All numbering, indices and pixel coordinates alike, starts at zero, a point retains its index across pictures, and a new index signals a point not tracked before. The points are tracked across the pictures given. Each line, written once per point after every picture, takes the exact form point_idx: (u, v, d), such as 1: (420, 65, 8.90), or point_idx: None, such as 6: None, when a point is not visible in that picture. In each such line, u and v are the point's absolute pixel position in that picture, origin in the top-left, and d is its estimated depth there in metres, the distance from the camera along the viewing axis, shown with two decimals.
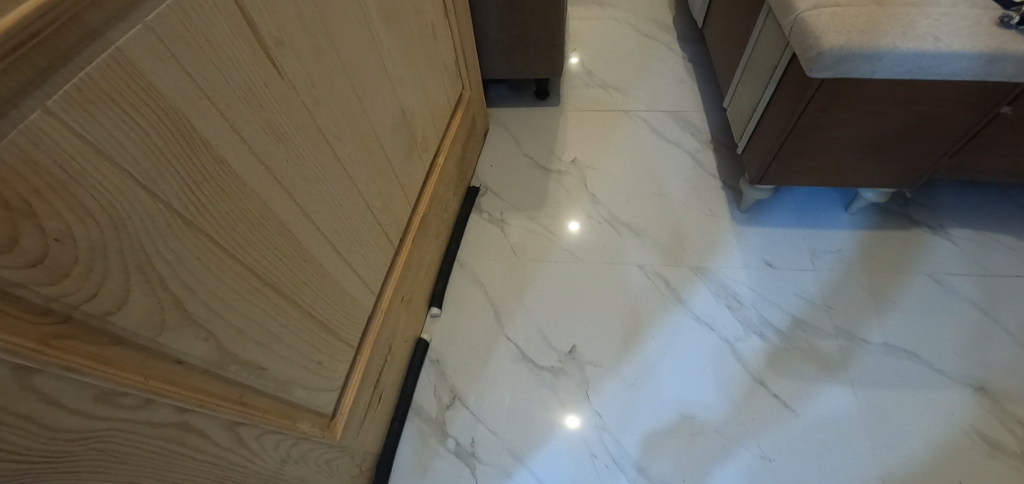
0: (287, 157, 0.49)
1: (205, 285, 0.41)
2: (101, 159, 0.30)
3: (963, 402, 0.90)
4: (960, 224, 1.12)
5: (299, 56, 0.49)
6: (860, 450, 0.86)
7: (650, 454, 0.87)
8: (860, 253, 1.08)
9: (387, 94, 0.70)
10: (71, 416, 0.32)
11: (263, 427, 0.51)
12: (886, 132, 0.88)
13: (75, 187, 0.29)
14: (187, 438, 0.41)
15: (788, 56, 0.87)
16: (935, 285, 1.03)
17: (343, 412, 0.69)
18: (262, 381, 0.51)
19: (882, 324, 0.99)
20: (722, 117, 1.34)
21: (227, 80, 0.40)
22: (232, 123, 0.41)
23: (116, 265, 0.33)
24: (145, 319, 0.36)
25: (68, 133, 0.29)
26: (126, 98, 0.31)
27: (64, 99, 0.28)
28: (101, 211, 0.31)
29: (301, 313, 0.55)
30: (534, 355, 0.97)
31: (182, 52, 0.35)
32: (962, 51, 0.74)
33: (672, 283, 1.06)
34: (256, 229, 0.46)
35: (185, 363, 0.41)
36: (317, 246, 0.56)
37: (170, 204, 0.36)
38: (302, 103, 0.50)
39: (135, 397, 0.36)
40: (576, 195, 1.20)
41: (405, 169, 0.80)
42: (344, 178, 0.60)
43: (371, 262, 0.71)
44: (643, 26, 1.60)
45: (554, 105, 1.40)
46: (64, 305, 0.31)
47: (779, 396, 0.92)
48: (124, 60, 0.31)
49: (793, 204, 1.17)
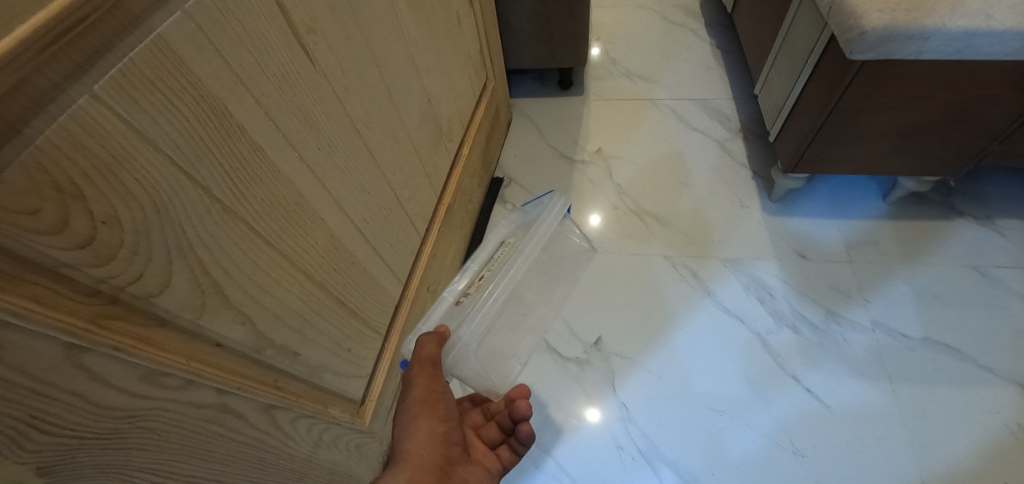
0: (319, 145, 0.49)
1: (242, 270, 0.41)
2: (145, 143, 0.31)
3: (1011, 400, 0.86)
4: (1009, 214, 1.07)
5: (329, 43, 0.49)
6: (898, 446, 0.83)
7: (679, 448, 0.86)
8: (899, 246, 1.04)
9: (414, 84, 0.70)
10: (117, 395, 0.32)
11: (297, 411, 0.52)
12: (929, 116, 0.84)
13: (120, 171, 0.30)
14: (226, 420, 0.42)
15: (826, 38, 0.83)
16: (979, 277, 0.99)
17: (370, 399, 0.70)
18: (295, 367, 0.52)
19: (923, 319, 0.95)
20: (752, 104, 1.31)
21: (262, 67, 0.40)
22: (266, 109, 0.41)
23: (159, 249, 0.34)
24: (185, 302, 0.37)
25: (114, 117, 0.29)
26: (168, 85, 0.32)
27: (110, 84, 0.29)
28: (145, 195, 0.32)
29: (333, 299, 0.56)
30: (559, 346, 0.97)
31: (218, 37, 0.35)
32: (1017, 29, 0.70)
33: (700, 275, 1.04)
34: (289, 215, 0.46)
35: (223, 346, 0.42)
36: (347, 233, 0.57)
37: (209, 189, 0.36)
38: (333, 91, 0.50)
39: (178, 377, 0.36)
40: (601, 186, 1.19)
41: (431, 158, 0.81)
42: (372, 166, 0.60)
43: (398, 250, 0.72)
44: (669, 12, 1.56)
45: (577, 94, 1.39)
46: (111, 287, 0.32)
47: (812, 390, 0.89)
48: (165, 46, 0.31)
49: (827, 194, 1.13)
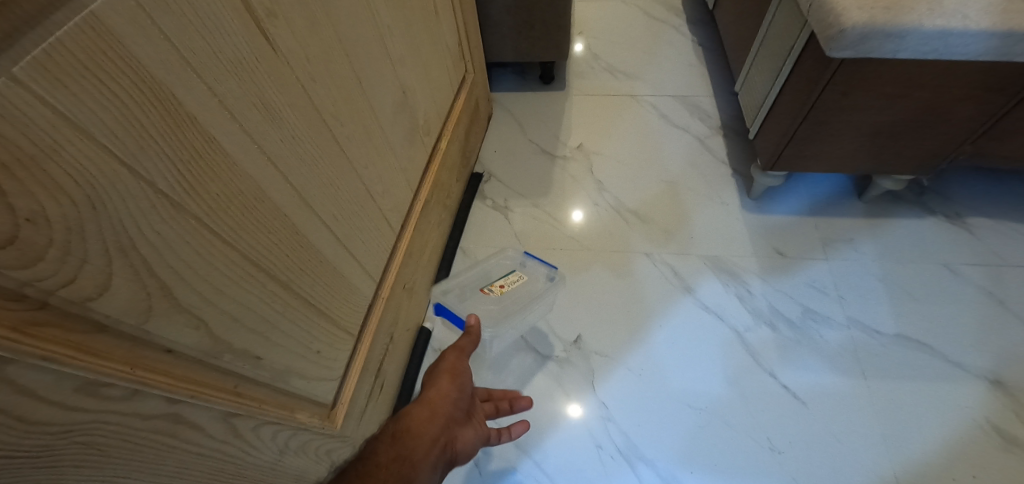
0: (282, 136, 0.46)
1: (196, 270, 0.39)
2: (77, 133, 0.28)
3: (979, 395, 0.87)
4: (978, 213, 1.09)
5: (293, 29, 0.46)
6: (872, 441, 0.84)
7: (658, 446, 0.85)
8: (874, 244, 1.05)
9: (388, 75, 0.67)
10: (50, 408, 0.29)
11: (260, 418, 0.49)
12: (904, 115, 0.85)
13: (47, 162, 0.27)
14: (180, 431, 0.39)
15: (805, 35, 0.83)
16: (950, 274, 1.01)
17: (343, 402, 0.67)
18: (258, 371, 0.49)
19: (897, 316, 0.96)
20: (732, 101, 1.31)
21: (215, 51, 0.37)
22: (221, 98, 0.38)
23: (96, 248, 0.31)
24: (129, 306, 0.34)
25: (38, 104, 0.26)
26: (103, 69, 0.29)
27: (32, 66, 0.26)
28: (78, 190, 0.29)
29: (299, 300, 0.54)
30: (539, 345, 0.96)
31: (163, 18, 0.33)
32: (991, 29, 0.70)
33: (680, 273, 1.03)
34: (249, 211, 0.43)
35: (174, 352, 0.39)
36: (315, 231, 0.54)
37: (155, 183, 0.34)
38: (297, 80, 0.47)
39: (121, 388, 0.34)
40: (582, 182, 1.18)
41: (407, 152, 0.78)
42: (342, 160, 0.57)
43: (371, 247, 0.69)
44: (651, 8, 1.55)
45: (559, 89, 1.37)
46: (39, 291, 0.29)
47: (789, 387, 0.90)
48: (99, 25, 0.29)
49: (805, 192, 1.14)
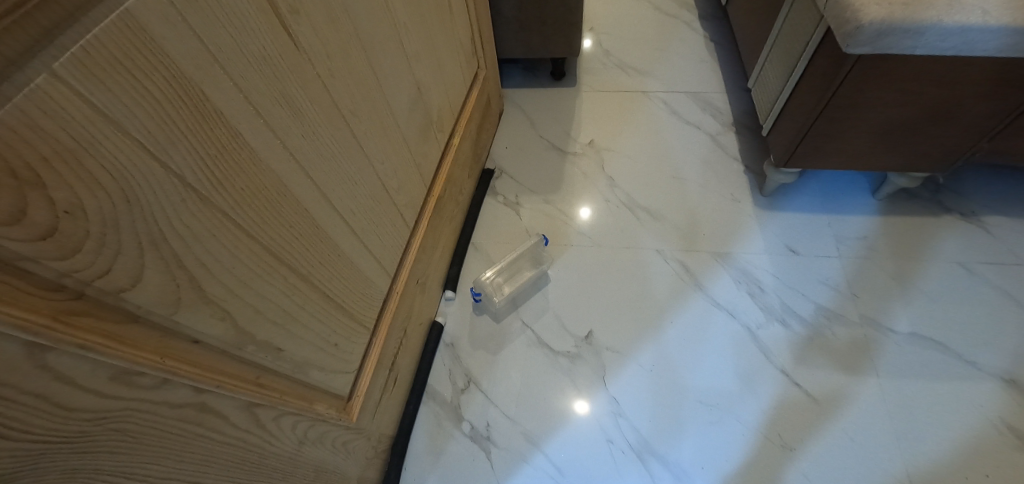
0: (303, 132, 0.47)
1: (220, 263, 0.39)
2: (112, 127, 0.29)
3: (993, 394, 0.87)
4: (994, 211, 1.07)
5: (314, 26, 0.47)
6: (885, 440, 0.84)
7: (669, 442, 0.86)
8: (888, 241, 1.05)
9: (404, 71, 0.68)
10: (85, 395, 0.30)
11: (280, 409, 0.50)
12: (921, 112, 0.84)
13: (84, 156, 0.28)
14: (205, 420, 0.40)
15: (822, 30, 0.82)
16: (964, 273, 1.00)
17: (358, 395, 0.68)
18: (279, 362, 0.50)
19: (910, 315, 0.95)
20: (744, 97, 1.30)
21: (241, 48, 0.38)
22: (245, 94, 0.39)
23: (129, 240, 0.31)
24: (160, 297, 0.35)
25: (76, 99, 0.27)
26: (137, 65, 0.30)
27: (71, 62, 0.26)
28: (113, 183, 0.30)
29: (319, 294, 0.55)
30: (550, 341, 0.96)
31: (193, 16, 0.33)
32: (1011, 25, 0.69)
33: (691, 269, 1.03)
34: (271, 206, 0.44)
35: (201, 343, 0.40)
36: (333, 225, 0.55)
37: (184, 177, 0.34)
38: (317, 77, 0.48)
39: (152, 377, 0.34)
40: (593, 179, 1.18)
41: (421, 148, 0.79)
42: (360, 155, 0.58)
43: (386, 242, 0.70)
44: (663, 4, 1.54)
45: (570, 85, 1.37)
46: (76, 281, 0.30)
47: (800, 384, 0.90)
48: (134, 23, 0.29)
49: (818, 189, 1.13)
